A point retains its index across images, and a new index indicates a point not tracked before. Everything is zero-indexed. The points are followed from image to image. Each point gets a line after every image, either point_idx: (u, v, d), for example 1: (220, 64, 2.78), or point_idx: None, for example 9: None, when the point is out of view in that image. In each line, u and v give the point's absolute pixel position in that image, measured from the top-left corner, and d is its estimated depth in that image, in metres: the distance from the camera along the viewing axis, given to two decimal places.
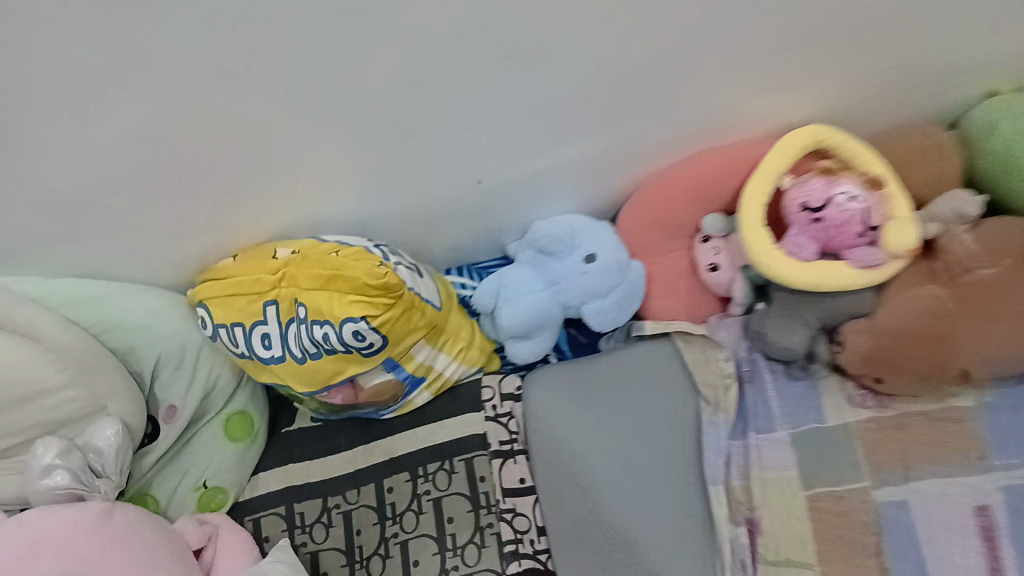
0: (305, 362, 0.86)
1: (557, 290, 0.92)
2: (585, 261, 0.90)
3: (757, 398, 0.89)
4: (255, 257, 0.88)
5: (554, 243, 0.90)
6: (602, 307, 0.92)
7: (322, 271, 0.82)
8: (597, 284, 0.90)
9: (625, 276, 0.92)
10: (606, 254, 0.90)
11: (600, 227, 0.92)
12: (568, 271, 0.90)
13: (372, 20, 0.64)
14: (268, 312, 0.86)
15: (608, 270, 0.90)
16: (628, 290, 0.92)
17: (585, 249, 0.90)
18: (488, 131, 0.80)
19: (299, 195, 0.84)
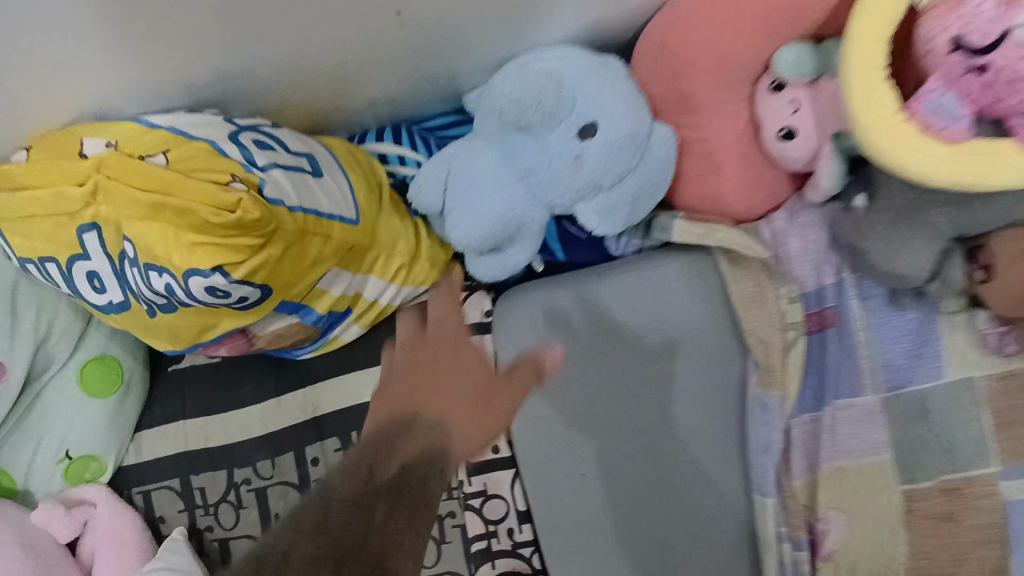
0: (158, 316, 0.57)
1: (537, 181, 0.59)
2: (579, 139, 0.57)
3: (840, 351, 0.60)
4: (54, 152, 0.55)
5: (530, 114, 0.55)
6: (607, 202, 0.60)
7: (146, 190, 0.50)
8: (602, 168, 0.58)
9: (646, 151, 0.59)
10: (617, 121, 0.57)
11: (604, 76, 0.58)
12: (555, 154, 0.58)
13: None
14: (86, 244, 0.55)
15: (621, 144, 0.58)
16: (650, 172, 0.60)
17: (581, 120, 0.57)
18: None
19: (98, 64, 0.52)
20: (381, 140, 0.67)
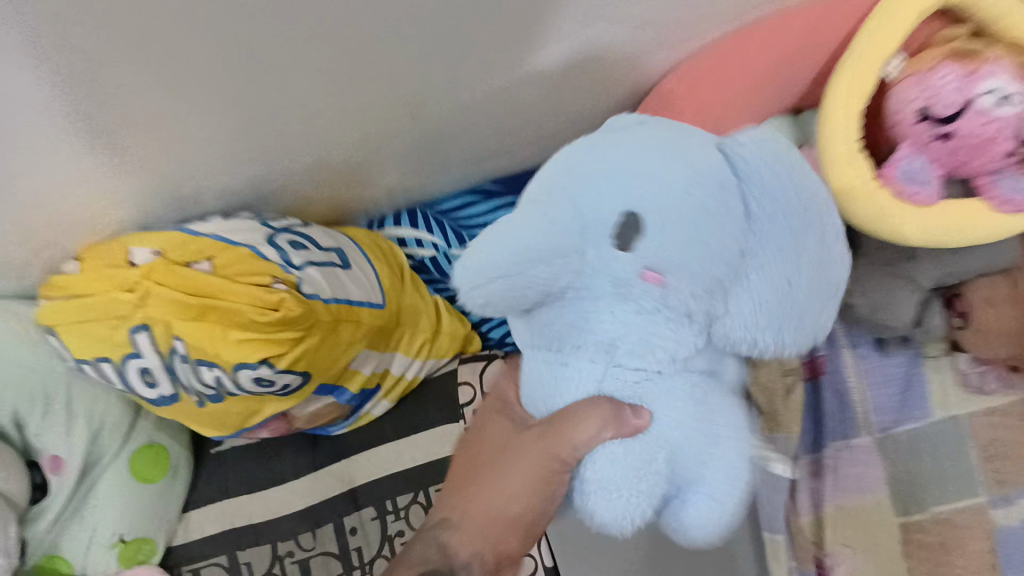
0: (205, 408, 0.62)
1: (628, 347, 0.37)
2: (638, 262, 0.35)
3: (837, 396, 0.65)
4: (103, 257, 0.60)
5: (543, 265, 0.36)
6: (759, 300, 0.36)
7: (192, 294, 0.56)
8: (705, 282, 0.35)
9: (755, 185, 0.35)
10: (683, 175, 0.34)
11: (611, 138, 0.37)
12: (617, 291, 0.36)
13: None
14: (138, 342, 0.61)
15: (711, 218, 0.34)
16: (783, 248, 0.35)
17: (616, 233, 0.35)
18: (439, 36, 0.51)
19: (142, 176, 0.57)
20: (398, 224, 0.72)
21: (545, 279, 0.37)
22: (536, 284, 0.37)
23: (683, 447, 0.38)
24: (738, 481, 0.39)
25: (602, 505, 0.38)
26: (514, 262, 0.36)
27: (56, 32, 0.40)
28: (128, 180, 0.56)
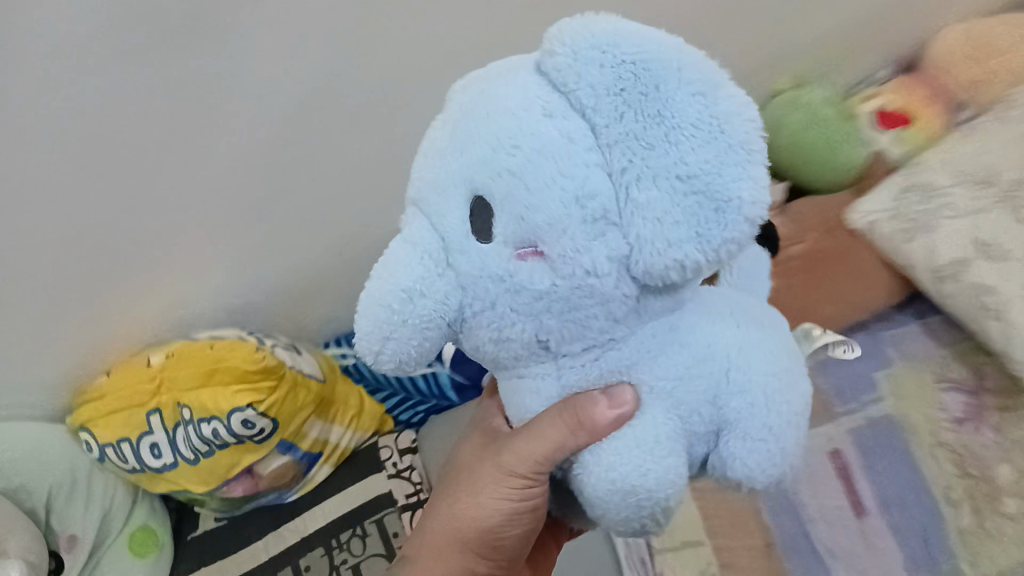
0: (199, 464, 0.87)
1: (558, 333, 0.38)
2: (506, 244, 0.36)
3: None
4: (129, 367, 0.88)
5: (410, 306, 0.38)
6: (661, 218, 0.32)
7: (199, 368, 0.85)
8: (589, 225, 0.34)
9: (609, 101, 0.32)
10: (502, 152, 0.34)
11: (427, 145, 0.39)
12: (510, 288, 0.36)
13: (213, 116, 0.73)
14: (152, 421, 0.87)
15: (553, 163, 0.34)
16: (664, 134, 0.32)
17: (467, 237, 0.37)
18: (360, 191, 0.88)
19: (167, 301, 0.87)
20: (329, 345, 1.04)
21: (424, 315, 0.38)
22: (427, 328, 0.39)
23: (663, 399, 0.38)
24: (786, 397, 0.37)
25: (624, 513, 0.38)
26: (384, 317, 0.38)
27: (150, 173, 0.74)
28: (159, 303, 0.87)
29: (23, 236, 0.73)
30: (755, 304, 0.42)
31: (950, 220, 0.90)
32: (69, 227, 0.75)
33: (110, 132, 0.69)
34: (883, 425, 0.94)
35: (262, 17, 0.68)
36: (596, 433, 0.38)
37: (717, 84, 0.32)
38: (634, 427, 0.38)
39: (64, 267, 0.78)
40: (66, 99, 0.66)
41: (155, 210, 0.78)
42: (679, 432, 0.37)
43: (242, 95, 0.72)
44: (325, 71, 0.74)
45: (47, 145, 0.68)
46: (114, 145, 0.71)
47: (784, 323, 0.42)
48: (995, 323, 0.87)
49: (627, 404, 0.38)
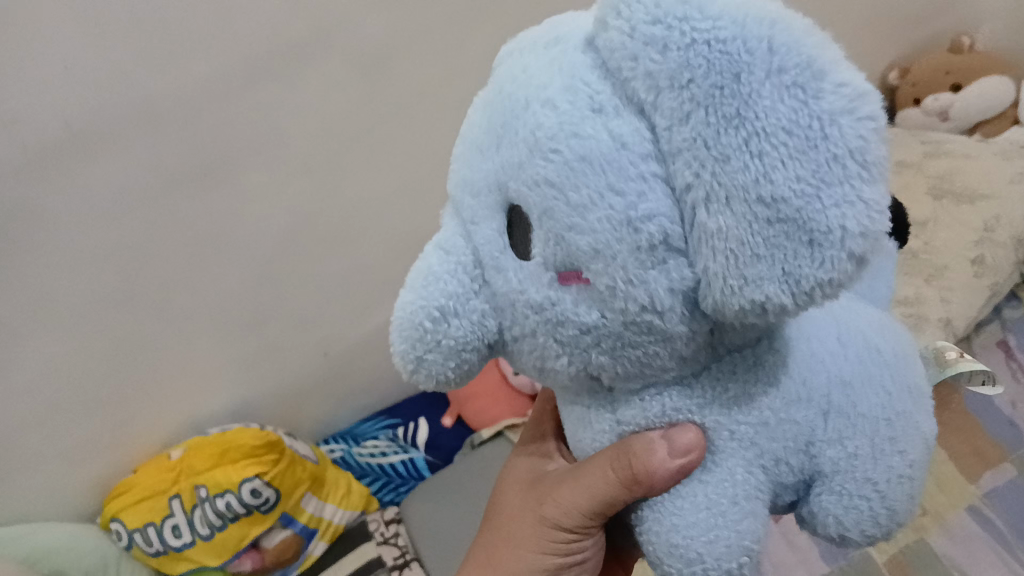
0: (214, 538, 1.03)
1: (610, 369, 0.35)
2: (547, 268, 0.33)
3: None
4: (152, 465, 1.05)
5: (442, 326, 0.36)
6: (732, 244, 0.28)
7: (213, 451, 1.03)
8: (645, 252, 0.31)
9: (673, 85, 0.28)
10: (538, 155, 0.32)
11: (466, 134, 0.37)
12: (554, 325, 0.34)
13: (220, 241, 0.94)
14: (173, 505, 1.02)
15: (603, 172, 0.31)
16: (743, 139, 0.27)
17: (507, 261, 0.35)
18: (336, 297, 1.09)
19: (183, 401, 1.07)
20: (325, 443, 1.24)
21: (455, 335, 0.36)
22: (461, 354, 0.37)
23: (745, 450, 0.36)
24: (891, 448, 0.35)
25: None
26: (415, 335, 0.37)
27: (171, 290, 0.95)
28: (175, 404, 1.06)
29: (73, 346, 0.93)
30: (859, 343, 0.37)
31: None
32: (108, 338, 0.95)
33: (142, 258, 0.91)
34: None
35: (257, 162, 0.91)
36: (652, 489, 0.38)
37: (822, 68, 0.27)
38: (697, 477, 0.37)
39: (103, 373, 0.98)
40: (109, 233, 0.87)
41: (173, 320, 0.98)
42: (766, 482, 0.36)
43: (242, 224, 0.94)
44: (305, 200, 0.97)
45: (94, 271, 0.89)
46: (145, 268, 0.92)
47: (907, 372, 0.37)
48: None
49: (694, 448, 0.36)
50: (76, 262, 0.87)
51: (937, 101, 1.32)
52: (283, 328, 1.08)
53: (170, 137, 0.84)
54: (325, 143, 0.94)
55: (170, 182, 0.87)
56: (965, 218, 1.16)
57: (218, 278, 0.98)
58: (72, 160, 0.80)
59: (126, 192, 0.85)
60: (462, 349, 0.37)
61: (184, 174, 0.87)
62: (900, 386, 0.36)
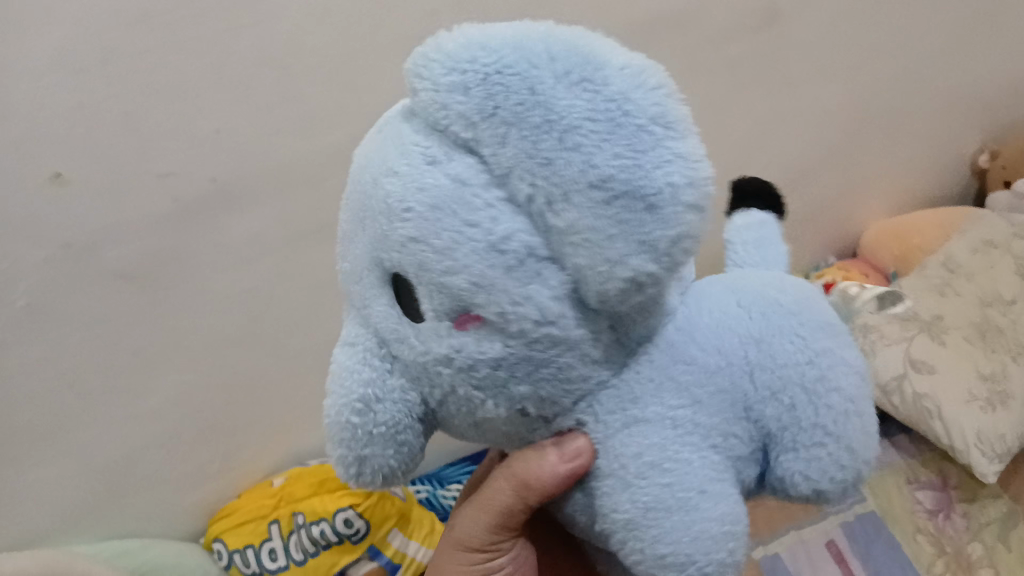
0: (306, 563, 1.09)
1: (528, 399, 0.37)
2: (441, 319, 0.35)
3: None
4: (256, 491, 1.14)
5: (370, 414, 0.38)
6: (589, 237, 0.31)
7: (312, 480, 1.12)
8: (515, 269, 0.33)
9: (483, 122, 0.32)
10: (395, 219, 0.35)
11: (344, 234, 0.40)
12: (457, 371, 0.36)
13: (331, 288, 1.04)
14: (271, 530, 1.10)
15: (453, 218, 0.33)
16: (554, 144, 0.31)
17: (402, 329, 0.37)
18: None
19: (285, 434, 1.15)
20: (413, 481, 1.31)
21: (385, 416, 0.38)
22: (396, 433, 0.39)
23: (689, 436, 0.36)
24: (819, 390, 0.35)
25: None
26: (351, 435, 0.39)
27: (284, 330, 1.05)
28: (279, 438, 1.15)
29: (198, 378, 1.02)
30: (743, 306, 0.37)
31: (886, 347, 1.16)
32: (227, 372, 1.04)
33: (264, 300, 1.00)
34: (868, 516, 1.10)
35: None
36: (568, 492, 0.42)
37: (598, 61, 0.31)
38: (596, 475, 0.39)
39: (219, 405, 1.06)
40: (237, 278, 0.97)
41: (284, 358, 1.07)
42: (722, 463, 0.37)
43: None
44: None
45: (222, 310, 0.98)
46: (266, 309, 1.01)
47: (813, 312, 0.37)
48: (936, 422, 1.09)
49: (584, 452, 0.39)
50: (209, 302, 0.97)
51: None
52: None
53: (298, 193, 0.94)
54: None
55: (298, 234, 0.97)
56: None
57: (328, 322, 1.07)
58: (215, 212, 0.91)
59: (258, 242, 0.95)
60: (389, 428, 0.38)
61: (308, 227, 0.97)
62: (814, 326, 0.36)
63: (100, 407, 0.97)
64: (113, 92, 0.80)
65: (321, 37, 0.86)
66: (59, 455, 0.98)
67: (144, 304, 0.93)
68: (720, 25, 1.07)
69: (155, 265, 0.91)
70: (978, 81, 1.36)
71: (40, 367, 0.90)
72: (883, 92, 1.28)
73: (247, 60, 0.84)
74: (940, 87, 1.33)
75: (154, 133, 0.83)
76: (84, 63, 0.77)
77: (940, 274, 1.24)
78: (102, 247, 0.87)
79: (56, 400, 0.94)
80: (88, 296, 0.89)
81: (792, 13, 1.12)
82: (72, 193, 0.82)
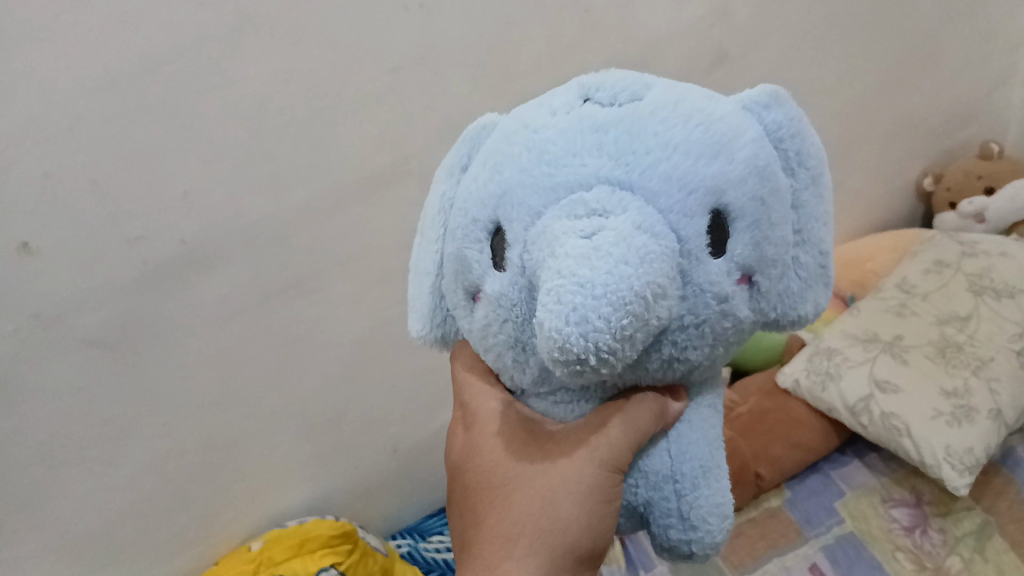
0: None
1: (722, 352, 0.47)
2: (734, 265, 0.44)
3: (638, 551, 1.16)
4: (232, 558, 1.10)
5: (660, 307, 0.39)
6: (807, 275, 0.48)
7: (291, 542, 1.09)
8: (783, 261, 0.46)
9: (807, 172, 0.48)
10: (755, 179, 0.44)
11: (659, 139, 0.42)
12: (722, 309, 0.43)
13: (305, 344, 1.04)
14: None
15: (781, 202, 0.45)
16: (829, 216, 0.49)
17: (702, 250, 0.42)
18: (404, 395, 1.17)
19: (263, 496, 1.13)
20: (394, 538, 1.30)
21: (659, 317, 0.40)
22: (650, 332, 0.40)
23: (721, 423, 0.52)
24: None
25: (704, 532, 0.48)
26: (641, 312, 0.38)
27: (258, 390, 1.04)
28: (257, 502, 1.13)
29: (173, 443, 1.00)
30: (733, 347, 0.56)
31: (850, 370, 1.20)
32: (202, 437, 1.02)
33: (237, 361, 1.00)
34: (847, 538, 1.11)
35: (342, 271, 1.01)
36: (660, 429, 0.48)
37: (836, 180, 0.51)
38: (688, 428, 0.49)
39: (194, 470, 1.04)
40: (209, 341, 0.96)
41: (259, 417, 1.06)
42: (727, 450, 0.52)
43: (327, 330, 1.04)
44: (384, 307, 1.07)
45: (195, 372, 0.97)
46: (241, 371, 1.01)
47: None
48: (905, 438, 1.12)
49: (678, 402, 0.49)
50: (182, 364, 0.96)
51: (971, 205, 1.39)
52: (357, 425, 1.16)
53: (269, 252, 0.94)
54: (402, 256, 1.05)
55: (271, 291, 0.97)
56: (1006, 312, 1.20)
57: (304, 378, 1.06)
58: (186, 273, 0.90)
59: (229, 301, 0.95)
60: (645, 334, 0.39)
61: (280, 283, 0.97)
62: None
63: (71, 478, 0.95)
64: (81, 159, 0.80)
65: (288, 98, 0.87)
66: (30, 531, 0.95)
67: (116, 371, 0.91)
68: (671, 69, 1.12)
69: (125, 332, 0.90)
70: (917, 110, 1.43)
71: (8, 440, 0.88)
72: (829, 124, 1.33)
73: (212, 121, 0.84)
74: (882, 117, 1.39)
75: (123, 200, 0.83)
76: (51, 132, 0.77)
77: (897, 296, 1.29)
78: (70, 315, 0.85)
79: (25, 474, 0.91)
80: (57, 366, 0.87)
81: (737, 54, 1.17)
82: (42, 263, 0.82)
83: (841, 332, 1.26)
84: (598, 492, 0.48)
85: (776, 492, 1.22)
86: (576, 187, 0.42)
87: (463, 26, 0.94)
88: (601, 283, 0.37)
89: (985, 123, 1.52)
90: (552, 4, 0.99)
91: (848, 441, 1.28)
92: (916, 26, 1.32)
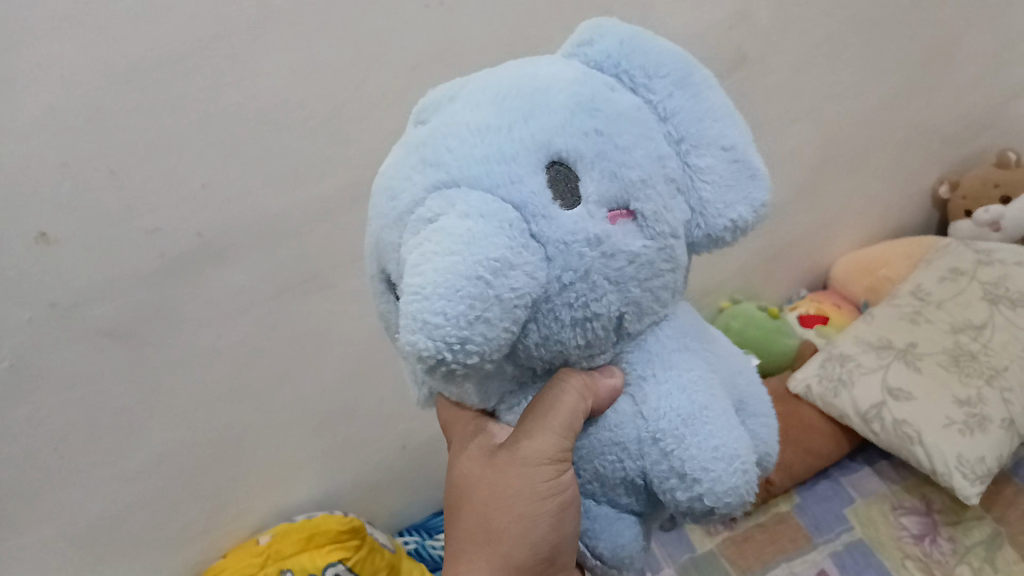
0: None
1: (642, 303, 0.43)
2: (599, 206, 0.40)
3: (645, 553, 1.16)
4: (240, 551, 1.10)
5: (509, 276, 0.36)
6: (717, 178, 0.44)
7: (300, 536, 1.09)
8: (657, 179, 0.42)
9: (660, 79, 0.44)
10: (579, 115, 0.41)
11: (464, 128, 0.41)
12: (601, 252, 0.40)
13: (318, 338, 1.04)
14: None
15: (622, 125, 0.42)
16: (696, 112, 0.45)
17: (546, 205, 0.39)
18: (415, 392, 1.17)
19: (272, 490, 1.13)
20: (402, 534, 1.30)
21: (519, 288, 0.37)
22: (515, 305, 0.37)
23: (704, 363, 0.46)
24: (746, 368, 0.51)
25: (710, 481, 0.41)
26: (483, 283, 0.35)
27: (270, 384, 1.04)
28: (267, 495, 1.13)
29: (184, 435, 1.01)
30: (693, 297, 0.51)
31: (863, 376, 1.19)
32: (213, 429, 1.03)
33: (250, 355, 1.00)
34: (856, 545, 1.11)
35: (357, 267, 1.01)
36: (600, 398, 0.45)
37: (695, 63, 0.46)
38: (654, 385, 0.45)
39: (205, 463, 1.05)
40: (222, 334, 0.96)
41: (270, 411, 1.06)
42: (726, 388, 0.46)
43: (340, 325, 1.04)
44: None
45: (208, 365, 0.98)
46: (254, 364, 1.01)
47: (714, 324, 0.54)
48: (917, 447, 1.11)
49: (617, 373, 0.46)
50: (197, 356, 0.96)
51: (987, 213, 1.38)
52: (367, 422, 1.16)
53: (284, 246, 0.95)
54: None
55: (286, 286, 0.97)
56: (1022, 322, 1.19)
57: (316, 373, 1.07)
58: (202, 265, 0.91)
59: (243, 294, 0.95)
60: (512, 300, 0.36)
61: (296, 278, 0.98)
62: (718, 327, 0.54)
63: (83, 467, 0.95)
64: (102, 151, 0.80)
65: (307, 94, 0.88)
66: (42, 519, 0.96)
67: (130, 362, 0.92)
68: None
69: (140, 324, 0.90)
70: (935, 116, 1.42)
71: (21, 429, 0.88)
72: (846, 130, 1.33)
73: (232, 116, 0.85)
74: (899, 123, 1.39)
75: (142, 192, 0.84)
76: (71, 122, 0.77)
77: (911, 303, 1.29)
78: (86, 305, 0.86)
79: (38, 463, 0.92)
80: (72, 356, 0.88)
81: (756, 57, 1.16)
82: (59, 253, 0.82)
83: (854, 338, 1.25)
84: (542, 485, 0.48)
85: (785, 497, 1.22)
86: (417, 203, 0.41)
87: (483, 25, 0.94)
88: (429, 287, 0.35)
89: (1004, 130, 1.51)
90: (573, 4, 0.99)
91: (859, 448, 1.28)
92: (936, 33, 1.31)
